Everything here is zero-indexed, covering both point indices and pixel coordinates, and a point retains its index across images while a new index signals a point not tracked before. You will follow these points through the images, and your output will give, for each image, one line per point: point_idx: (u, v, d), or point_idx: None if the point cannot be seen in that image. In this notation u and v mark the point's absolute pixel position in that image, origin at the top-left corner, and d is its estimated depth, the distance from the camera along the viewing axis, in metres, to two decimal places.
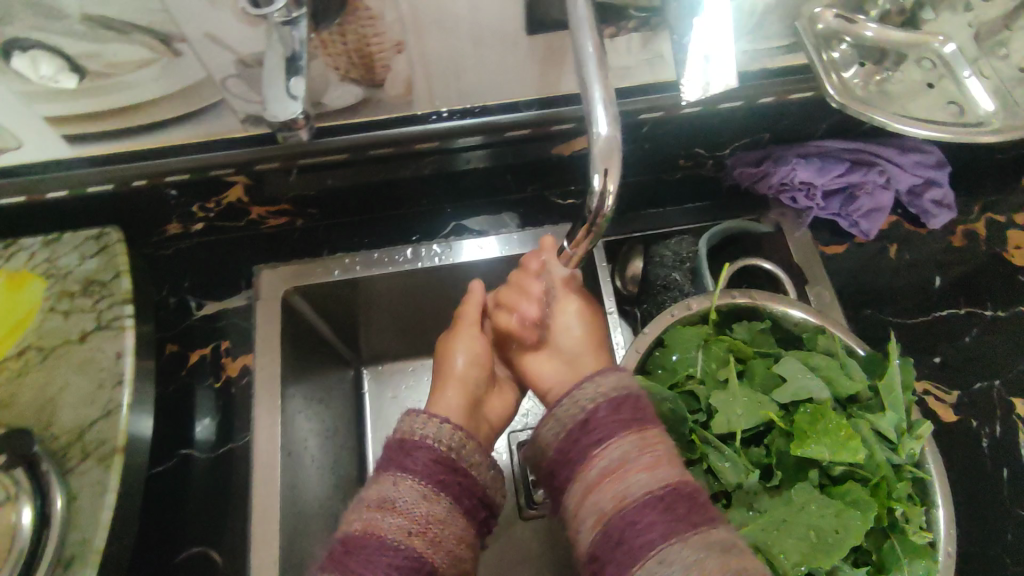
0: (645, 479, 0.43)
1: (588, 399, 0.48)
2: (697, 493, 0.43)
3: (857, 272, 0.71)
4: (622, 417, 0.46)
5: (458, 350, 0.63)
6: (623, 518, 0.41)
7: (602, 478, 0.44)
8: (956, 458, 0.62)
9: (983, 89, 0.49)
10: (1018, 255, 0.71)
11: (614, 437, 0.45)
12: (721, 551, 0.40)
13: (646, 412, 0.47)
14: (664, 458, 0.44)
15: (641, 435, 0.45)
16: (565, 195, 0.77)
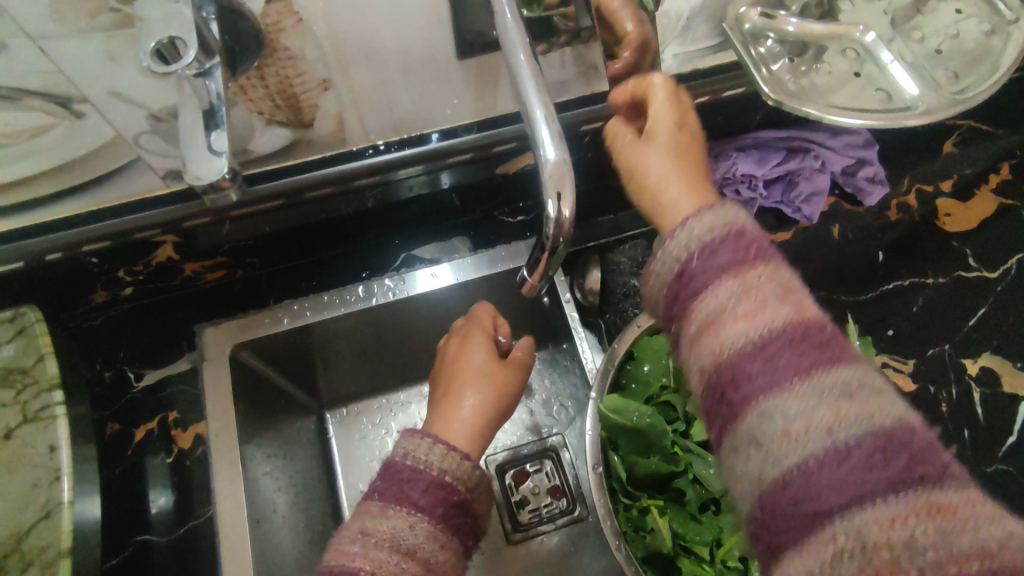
0: (743, 328, 0.35)
1: (677, 248, 0.39)
2: (817, 337, 0.34)
3: (805, 256, 0.73)
4: (723, 260, 0.37)
5: (464, 375, 0.60)
6: (721, 369, 0.34)
7: (697, 332, 0.36)
8: (921, 425, 0.64)
9: (905, 72, 0.50)
10: (949, 221, 0.74)
11: (712, 286, 0.36)
12: (838, 397, 0.31)
13: (756, 253, 0.37)
14: (771, 299, 0.35)
15: (741, 278, 0.36)
16: (514, 212, 0.76)
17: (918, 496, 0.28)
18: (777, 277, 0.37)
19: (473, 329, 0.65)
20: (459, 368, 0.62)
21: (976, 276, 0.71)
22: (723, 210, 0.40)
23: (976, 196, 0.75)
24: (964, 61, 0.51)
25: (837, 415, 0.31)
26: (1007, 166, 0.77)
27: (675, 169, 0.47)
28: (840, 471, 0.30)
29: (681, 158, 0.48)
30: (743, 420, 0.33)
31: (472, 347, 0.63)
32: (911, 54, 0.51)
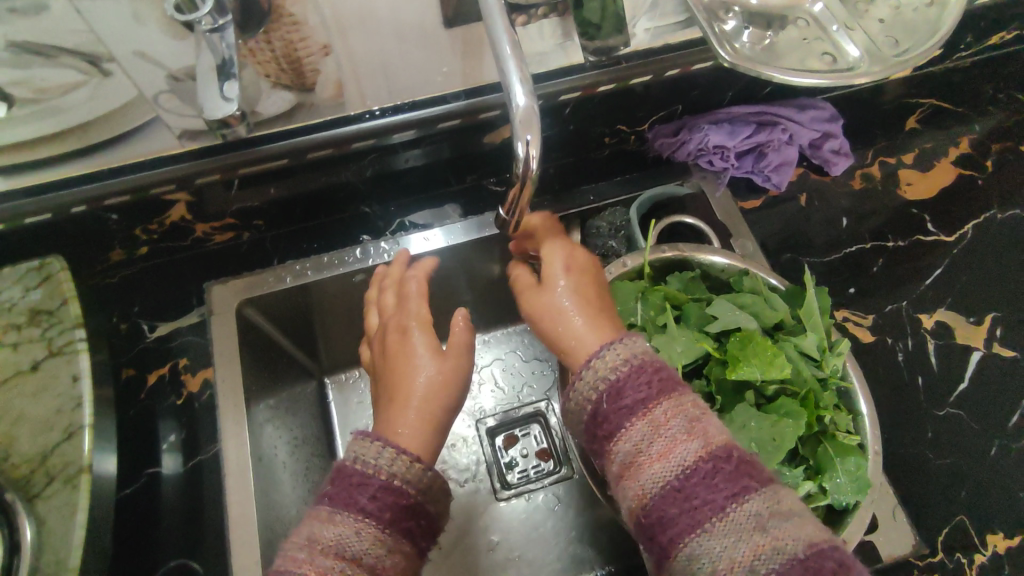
0: (658, 470, 0.42)
1: (590, 389, 0.48)
2: (722, 465, 0.41)
3: (774, 222, 0.78)
4: (627, 402, 0.45)
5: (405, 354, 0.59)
6: (649, 514, 0.42)
7: (623, 476, 0.44)
8: (879, 373, 0.68)
9: (850, 39, 0.55)
10: (910, 190, 0.79)
11: (627, 427, 0.44)
12: (751, 531, 0.39)
13: (660, 390, 0.45)
14: (677, 436, 0.43)
15: (648, 419, 0.44)
16: (502, 182, 0.81)
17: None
18: (682, 407, 0.45)
19: (419, 322, 0.62)
20: (400, 358, 0.59)
21: (933, 240, 0.75)
22: (633, 348, 0.48)
23: (936, 167, 0.80)
24: (904, 30, 0.56)
25: (754, 552, 0.38)
26: (966, 141, 0.82)
27: (578, 301, 0.55)
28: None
29: (583, 285, 0.56)
30: (678, 554, 0.40)
31: (413, 343, 0.59)
32: (856, 22, 0.56)
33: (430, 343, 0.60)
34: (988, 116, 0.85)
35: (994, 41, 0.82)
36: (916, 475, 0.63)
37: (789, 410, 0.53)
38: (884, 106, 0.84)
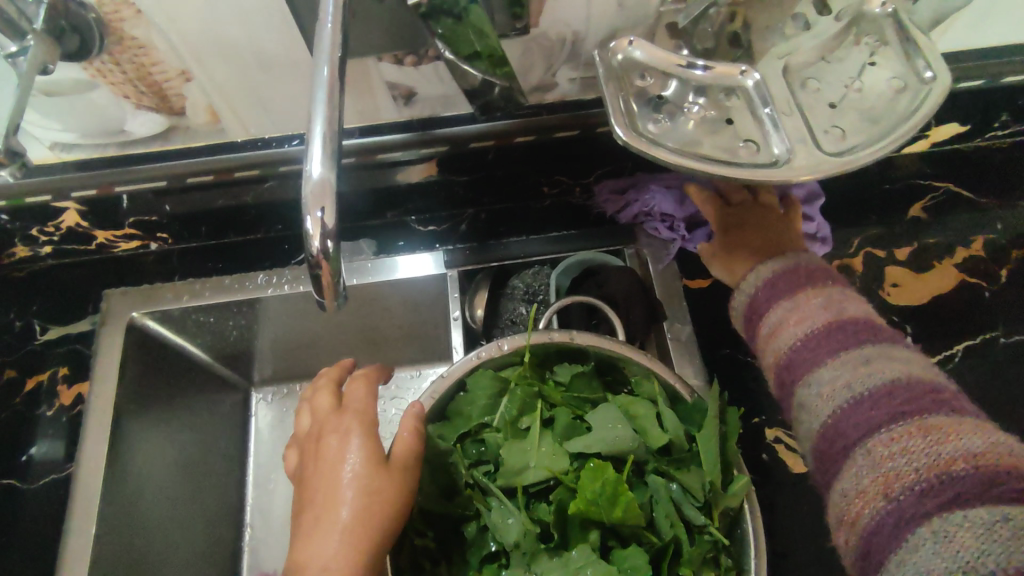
0: (796, 331, 0.46)
1: (753, 285, 0.51)
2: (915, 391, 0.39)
3: (717, 309, 0.67)
4: (786, 285, 0.49)
5: (335, 451, 0.45)
6: (783, 370, 0.45)
7: (770, 339, 0.47)
8: (800, 509, 0.60)
9: (780, 125, 0.45)
10: (895, 292, 0.66)
11: (774, 305, 0.48)
12: (868, 364, 0.41)
13: (802, 281, 0.49)
14: (817, 308, 0.46)
15: (798, 298, 0.47)
16: (425, 221, 0.74)
17: (909, 423, 0.38)
18: (832, 294, 0.47)
19: (360, 423, 0.47)
20: (331, 471, 0.44)
21: None
22: (782, 258, 0.51)
23: (934, 269, 0.67)
24: (858, 119, 0.44)
25: (832, 388, 0.42)
26: (981, 240, 0.68)
27: (749, 226, 0.58)
28: (871, 415, 0.39)
29: (729, 218, 0.60)
30: (797, 395, 0.44)
31: (350, 443, 0.45)
32: (794, 105, 0.46)
33: (371, 448, 0.45)
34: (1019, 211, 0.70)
35: None
36: None
37: (634, 569, 0.42)
38: (888, 186, 0.71)
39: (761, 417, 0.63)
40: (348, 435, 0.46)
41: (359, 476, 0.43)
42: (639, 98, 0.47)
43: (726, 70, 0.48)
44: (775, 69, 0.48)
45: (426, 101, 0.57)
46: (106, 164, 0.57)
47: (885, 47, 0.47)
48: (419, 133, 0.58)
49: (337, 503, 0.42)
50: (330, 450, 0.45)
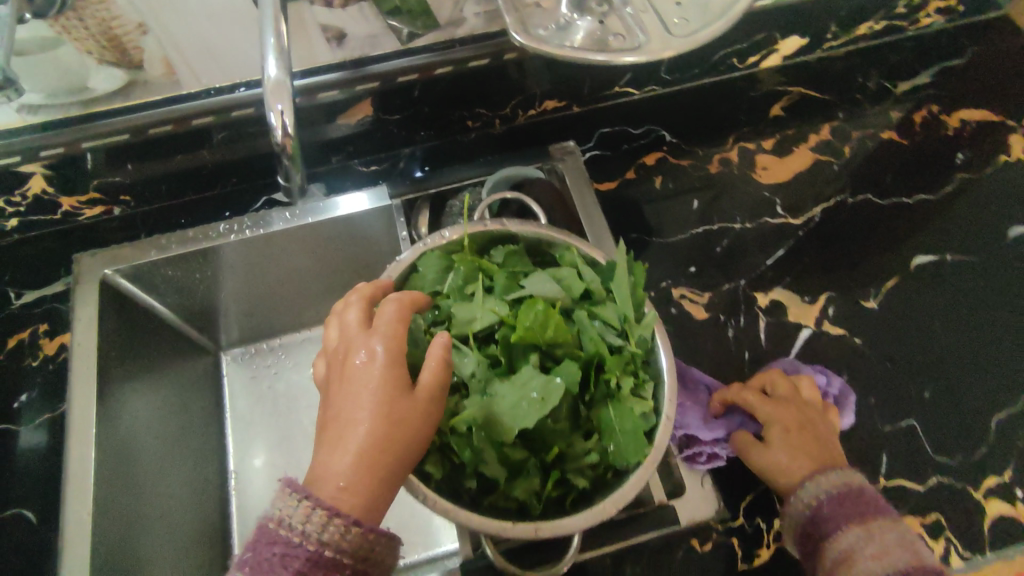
0: (872, 565, 0.48)
1: (811, 496, 0.54)
2: (856, 497, 0.53)
3: (625, 202, 0.79)
4: (848, 510, 0.52)
5: (359, 375, 0.47)
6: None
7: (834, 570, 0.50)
8: (706, 349, 0.69)
9: (640, 22, 0.57)
10: (764, 174, 0.80)
11: (843, 531, 0.51)
12: None
13: (859, 507, 0.52)
14: (897, 553, 0.48)
15: (864, 527, 0.50)
16: (367, 162, 0.83)
17: None
18: (894, 528, 0.50)
19: (392, 351, 0.48)
20: (357, 392, 0.46)
21: (779, 222, 0.76)
22: (833, 474, 0.55)
23: (793, 153, 0.81)
24: (698, 9, 0.57)
25: (876, 563, 0.48)
26: (828, 128, 0.83)
27: (794, 421, 0.60)
28: None
29: (776, 414, 0.60)
30: None
31: (373, 369, 0.46)
32: (651, 6, 0.58)
33: (397, 377, 0.47)
34: (858, 103, 0.85)
35: (861, 31, 0.85)
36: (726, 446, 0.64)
37: (567, 372, 0.53)
38: (751, 94, 0.86)
39: (667, 281, 0.73)
40: (372, 360, 0.47)
41: (380, 403, 0.45)
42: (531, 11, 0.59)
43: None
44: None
45: (356, 42, 0.67)
46: (71, 120, 0.63)
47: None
48: (352, 72, 0.67)
49: (357, 425, 0.45)
50: (354, 370, 0.47)
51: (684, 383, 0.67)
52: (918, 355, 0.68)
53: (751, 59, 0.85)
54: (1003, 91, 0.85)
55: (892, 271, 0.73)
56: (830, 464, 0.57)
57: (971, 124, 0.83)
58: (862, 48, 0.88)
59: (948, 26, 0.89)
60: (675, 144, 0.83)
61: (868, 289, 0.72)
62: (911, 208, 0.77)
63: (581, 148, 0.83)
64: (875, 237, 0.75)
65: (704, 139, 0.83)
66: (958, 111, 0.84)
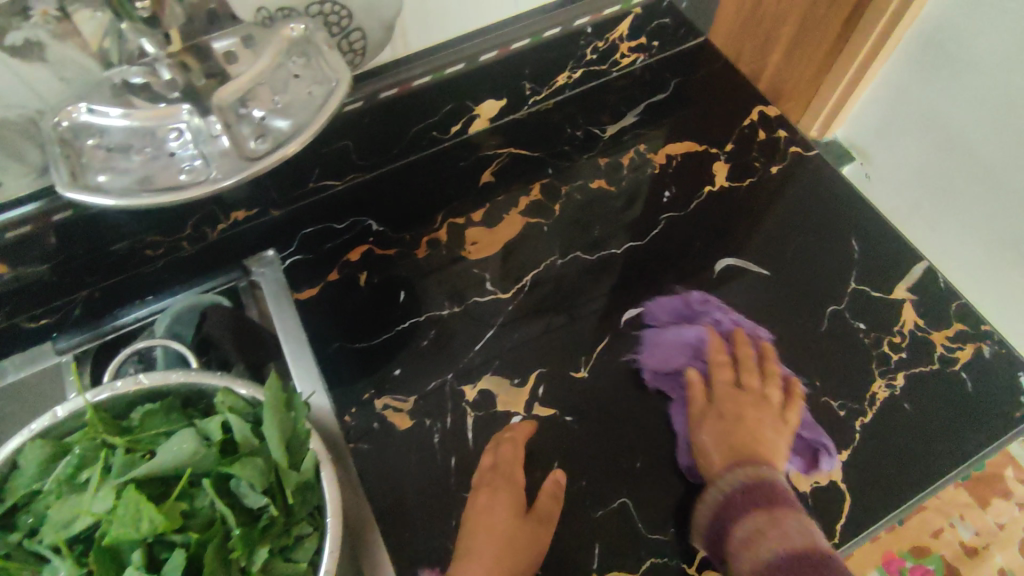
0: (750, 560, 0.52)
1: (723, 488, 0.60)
2: (761, 492, 0.58)
3: (328, 307, 0.73)
4: (754, 498, 0.57)
5: (489, 493, 0.62)
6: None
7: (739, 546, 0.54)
8: (411, 462, 0.65)
9: (213, 149, 0.52)
10: (473, 250, 0.76)
11: (738, 523, 0.56)
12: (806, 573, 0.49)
13: (760, 492, 0.58)
14: (783, 531, 0.53)
15: (744, 531, 0.55)
16: (35, 317, 0.72)
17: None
18: (796, 513, 0.55)
19: (504, 478, 0.62)
20: (497, 501, 0.61)
21: (488, 300, 0.73)
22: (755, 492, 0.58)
23: (503, 222, 0.78)
24: (279, 126, 0.53)
25: (750, 554, 0.53)
26: (538, 187, 0.81)
27: (740, 428, 0.63)
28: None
29: (729, 402, 0.65)
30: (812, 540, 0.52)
31: (497, 499, 0.61)
32: (229, 134, 0.53)
33: (515, 507, 0.61)
34: (568, 156, 0.84)
35: (559, 82, 0.85)
36: (428, 569, 0.61)
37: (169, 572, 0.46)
38: (464, 162, 0.84)
39: (370, 392, 0.68)
40: (495, 492, 0.61)
41: (510, 506, 0.60)
42: (113, 158, 0.52)
43: (157, 80, 0.54)
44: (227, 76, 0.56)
45: None
46: None
47: (281, 31, 0.57)
48: None
49: (491, 513, 0.61)
50: (482, 499, 0.61)
51: (386, 507, 0.63)
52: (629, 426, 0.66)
53: (453, 127, 0.82)
54: (702, 119, 0.87)
55: (601, 334, 0.71)
56: (756, 459, 0.61)
57: (676, 159, 0.83)
58: (570, 98, 0.89)
59: (649, 61, 0.91)
60: (380, 234, 0.78)
61: (578, 360, 0.69)
62: (620, 260, 0.75)
63: (280, 257, 0.77)
64: (588, 302, 0.73)
65: (413, 221, 0.79)
66: (664, 147, 0.84)
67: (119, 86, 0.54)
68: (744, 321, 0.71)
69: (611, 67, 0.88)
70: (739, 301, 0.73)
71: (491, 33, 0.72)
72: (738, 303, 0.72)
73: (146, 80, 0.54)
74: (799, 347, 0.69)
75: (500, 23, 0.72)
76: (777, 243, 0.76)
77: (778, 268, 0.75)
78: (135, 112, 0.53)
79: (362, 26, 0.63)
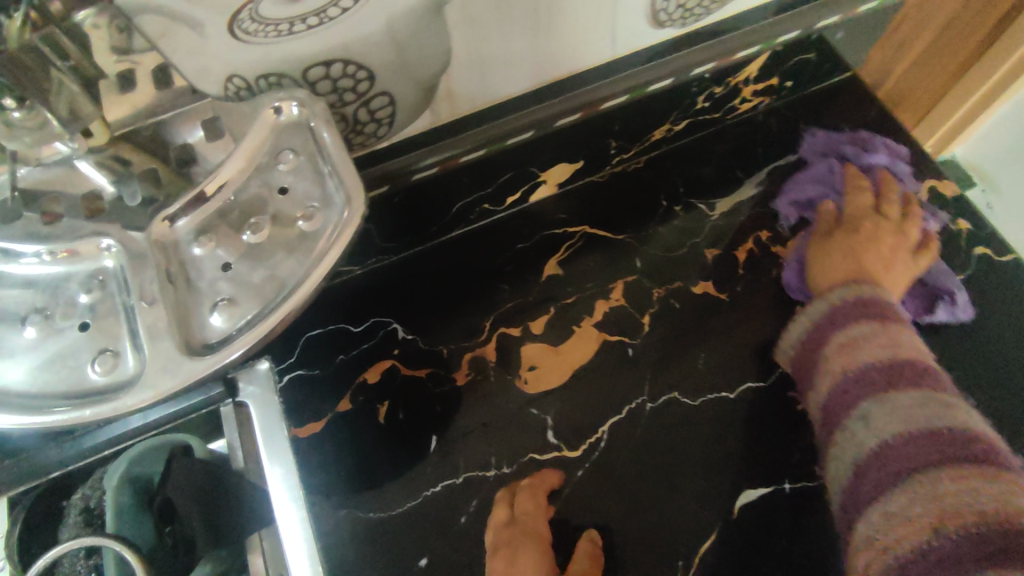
0: (894, 442, 0.39)
1: (860, 357, 0.44)
2: (957, 440, 0.37)
3: (337, 449, 0.55)
4: (925, 445, 0.38)
5: (510, 556, 0.47)
6: (875, 456, 0.40)
7: (833, 356, 0.46)
8: None
9: (145, 324, 0.33)
10: (531, 378, 0.57)
11: (925, 468, 0.37)
12: (931, 496, 0.36)
13: (906, 378, 0.42)
14: (896, 343, 0.44)
15: (917, 487, 0.37)
16: None
17: (943, 466, 0.36)
18: (898, 327, 0.46)
19: (524, 533, 0.48)
20: (519, 569, 0.46)
21: (551, 456, 0.54)
22: (921, 402, 0.40)
23: (572, 337, 0.59)
24: (260, 280, 0.35)
25: (924, 511, 0.35)
26: (621, 287, 0.61)
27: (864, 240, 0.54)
28: (891, 469, 0.38)
29: (867, 228, 0.55)
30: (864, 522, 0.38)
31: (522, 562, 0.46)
32: (175, 295, 0.34)
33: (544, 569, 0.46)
34: (660, 243, 0.63)
35: (656, 136, 0.63)
36: None
37: None
38: (524, 242, 0.63)
39: None
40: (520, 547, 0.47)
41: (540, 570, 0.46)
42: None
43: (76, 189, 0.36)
44: (188, 181, 0.37)
45: None
46: None
47: (263, 111, 0.37)
48: None
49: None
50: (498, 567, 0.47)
51: None
52: None
53: (510, 198, 0.61)
54: None
55: (711, 521, 0.51)
56: (863, 276, 0.51)
57: None
58: (667, 153, 0.66)
59: (774, 105, 0.68)
60: (409, 344, 0.59)
61: (677, 560, 0.50)
62: (735, 409, 0.55)
63: (276, 369, 0.58)
64: (685, 477, 0.53)
65: (451, 328, 0.59)
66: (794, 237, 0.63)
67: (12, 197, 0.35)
68: None
69: (725, 114, 0.65)
70: None
71: (580, 89, 0.50)
72: None
73: (58, 190, 0.36)
74: None
75: (587, 75, 0.50)
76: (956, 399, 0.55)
77: None
78: (45, 249, 0.35)
79: (389, 88, 0.42)
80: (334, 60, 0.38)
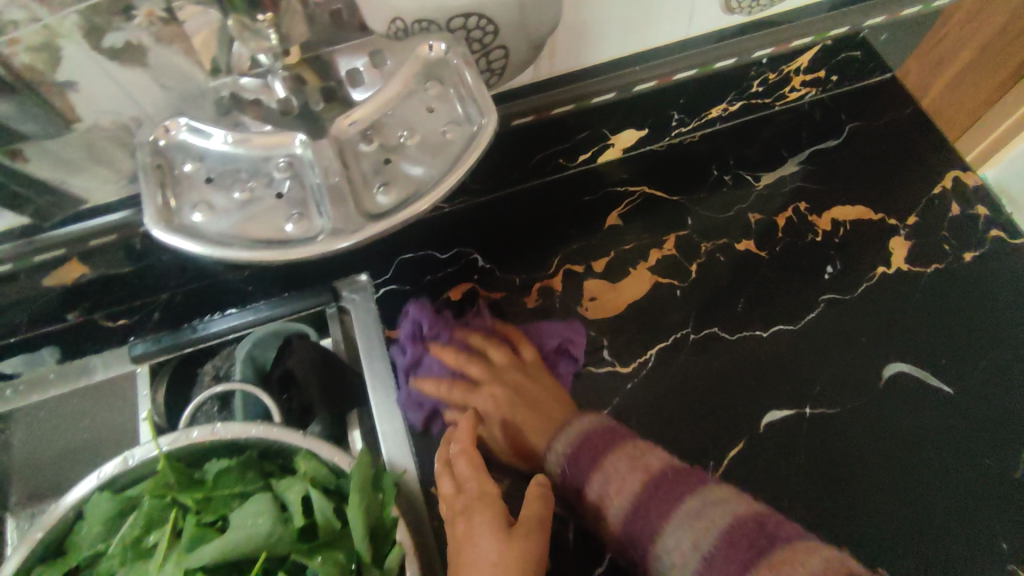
0: (644, 524, 0.47)
1: (599, 474, 0.50)
2: (749, 528, 0.43)
3: (419, 351, 0.65)
4: (673, 494, 0.47)
5: (471, 523, 0.49)
6: (635, 536, 0.48)
7: (589, 474, 0.51)
8: None
9: (330, 198, 0.43)
10: (591, 307, 0.66)
11: (664, 522, 0.46)
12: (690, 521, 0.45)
13: (686, 484, 0.47)
14: (628, 470, 0.49)
15: (682, 523, 0.45)
16: (114, 315, 0.68)
17: (690, 509, 0.46)
18: (631, 446, 0.51)
19: (480, 502, 0.51)
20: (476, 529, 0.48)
21: (604, 372, 0.63)
22: (718, 502, 0.45)
23: (627, 277, 0.68)
24: (411, 173, 0.44)
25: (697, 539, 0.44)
26: (672, 239, 0.70)
27: (532, 398, 0.59)
28: (654, 517, 0.47)
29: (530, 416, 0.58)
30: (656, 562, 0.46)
31: (478, 527, 0.48)
32: (351, 179, 0.44)
33: (495, 525, 0.48)
34: (709, 205, 0.72)
35: (713, 114, 0.72)
36: None
37: None
38: (590, 195, 0.72)
39: None
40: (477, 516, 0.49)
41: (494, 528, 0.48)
42: (215, 185, 0.44)
43: (271, 98, 0.46)
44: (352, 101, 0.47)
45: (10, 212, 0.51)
46: None
47: (418, 47, 0.47)
48: (23, 242, 0.53)
49: (474, 549, 0.47)
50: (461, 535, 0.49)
51: None
52: (889, 450, 0.59)
53: (581, 156, 0.70)
54: (882, 177, 0.72)
55: (735, 434, 0.60)
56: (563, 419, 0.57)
57: (845, 226, 0.69)
58: (723, 131, 0.75)
59: (823, 96, 0.76)
60: (488, 271, 0.69)
61: (705, 464, 0.59)
62: (765, 346, 0.64)
63: (374, 283, 0.68)
64: (716, 397, 0.62)
65: (523, 261, 0.69)
66: (829, 210, 0.71)
67: (226, 99, 0.46)
68: (909, 448, 0.59)
69: (775, 101, 0.73)
70: (910, 422, 0.60)
71: (656, 59, 0.60)
72: (906, 429, 0.60)
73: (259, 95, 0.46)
74: (968, 494, 0.57)
75: (661, 49, 0.59)
76: (963, 355, 0.63)
77: (964, 387, 0.61)
78: (252, 137, 0.45)
79: (507, 43, 0.52)
80: (468, 14, 0.48)
